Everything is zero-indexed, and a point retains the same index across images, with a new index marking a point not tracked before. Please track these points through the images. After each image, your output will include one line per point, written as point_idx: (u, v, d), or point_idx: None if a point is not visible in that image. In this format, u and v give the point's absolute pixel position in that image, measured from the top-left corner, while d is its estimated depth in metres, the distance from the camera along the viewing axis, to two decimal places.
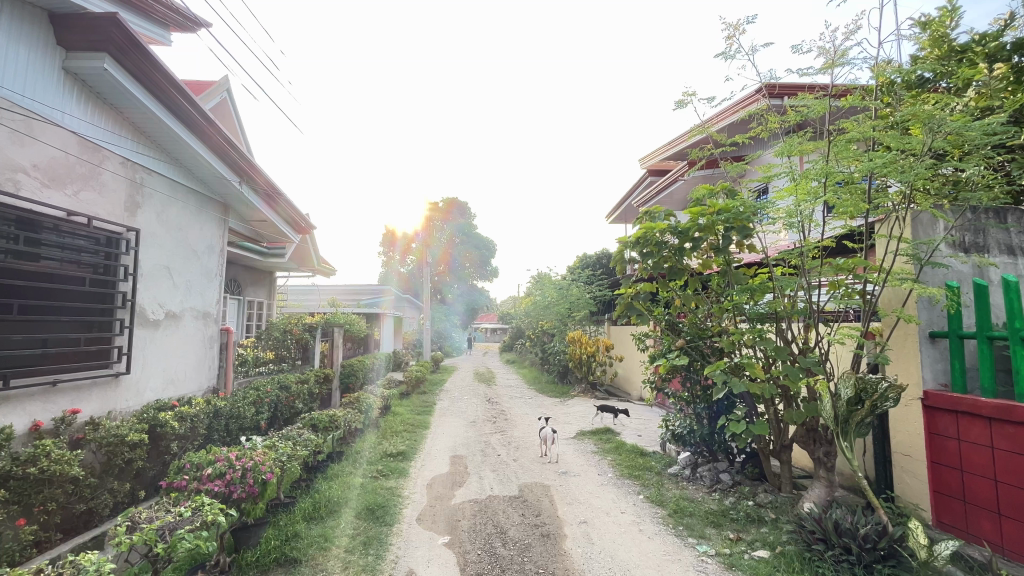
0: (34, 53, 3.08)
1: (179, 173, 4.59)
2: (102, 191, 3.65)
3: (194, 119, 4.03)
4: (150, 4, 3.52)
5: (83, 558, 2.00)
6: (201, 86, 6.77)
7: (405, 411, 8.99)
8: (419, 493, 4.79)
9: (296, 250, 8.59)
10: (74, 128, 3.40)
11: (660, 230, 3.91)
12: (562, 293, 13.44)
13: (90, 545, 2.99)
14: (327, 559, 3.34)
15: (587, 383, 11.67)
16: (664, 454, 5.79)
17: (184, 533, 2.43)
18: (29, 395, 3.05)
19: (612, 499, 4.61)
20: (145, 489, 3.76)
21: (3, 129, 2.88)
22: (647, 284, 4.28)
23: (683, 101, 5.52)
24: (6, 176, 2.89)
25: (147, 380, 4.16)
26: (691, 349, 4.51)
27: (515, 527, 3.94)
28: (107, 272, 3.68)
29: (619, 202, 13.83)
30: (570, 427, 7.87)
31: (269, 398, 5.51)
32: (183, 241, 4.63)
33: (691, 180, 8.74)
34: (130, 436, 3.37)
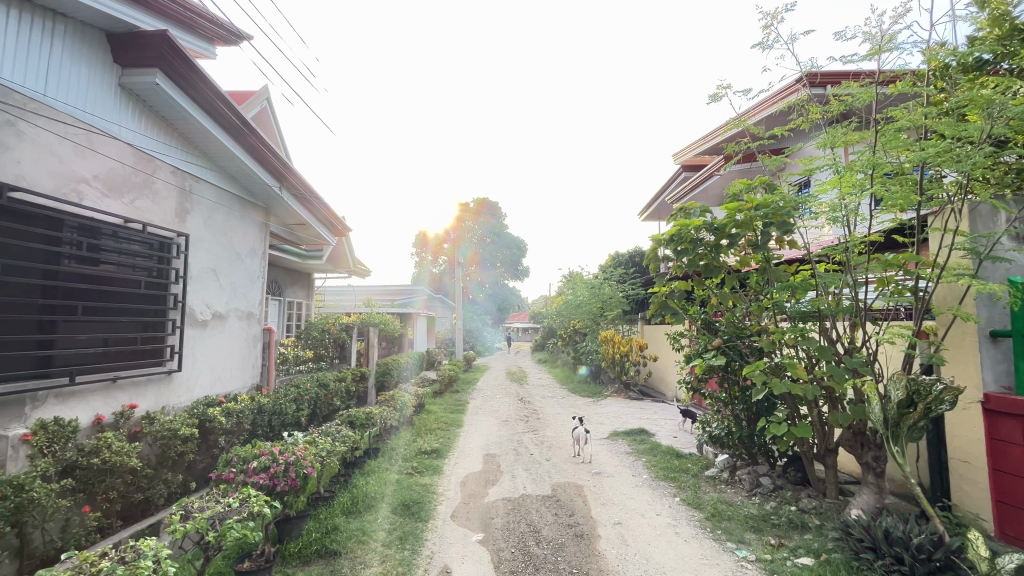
0: (93, 71, 3.30)
1: (225, 181, 4.81)
2: (156, 200, 3.87)
3: (237, 127, 4.22)
4: (195, 19, 3.68)
5: (142, 544, 2.11)
6: (244, 95, 7.08)
7: (438, 409, 9.13)
8: (453, 490, 4.86)
9: (333, 251, 8.85)
10: (130, 140, 3.62)
11: (695, 226, 3.77)
12: (593, 292, 13.32)
13: (147, 532, 3.17)
14: (365, 552, 3.43)
15: (620, 382, 11.54)
16: (701, 456, 5.65)
17: (233, 523, 2.52)
18: (92, 390, 3.27)
19: (647, 501, 4.53)
20: (195, 481, 3.96)
21: (68, 143, 3.10)
22: (681, 283, 4.18)
23: (718, 93, 5.38)
24: (71, 187, 3.11)
25: (197, 377, 4.38)
26: (729, 349, 4.40)
27: (549, 527, 3.93)
28: (160, 275, 3.90)
29: (652, 199, 13.60)
30: (604, 427, 7.80)
31: (309, 395, 5.70)
32: (227, 245, 4.85)
33: (727, 175, 8.50)
34: (182, 430, 3.56)
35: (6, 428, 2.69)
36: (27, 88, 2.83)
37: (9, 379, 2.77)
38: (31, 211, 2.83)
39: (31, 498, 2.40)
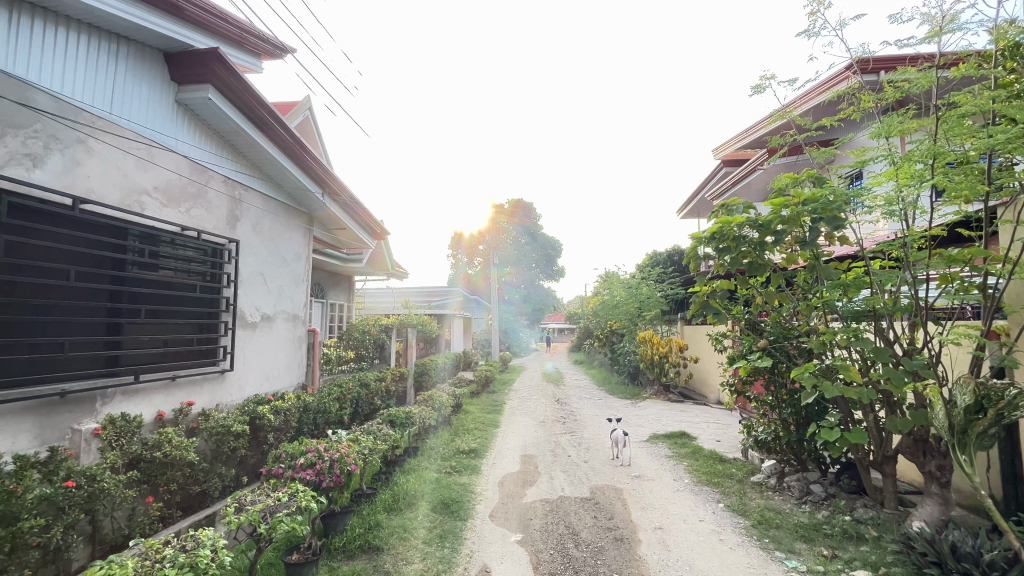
0: (153, 89, 3.52)
1: (272, 190, 5.04)
2: (209, 208, 4.09)
3: (283, 137, 4.42)
4: (245, 36, 3.84)
5: (201, 533, 2.22)
6: (288, 106, 7.40)
7: (475, 410, 9.23)
8: (492, 490, 4.89)
9: (372, 255, 9.11)
10: (186, 152, 3.83)
11: (738, 223, 3.61)
12: (630, 292, 13.13)
13: (204, 522, 3.35)
14: (406, 549, 3.49)
15: (659, 384, 11.30)
16: (746, 461, 5.46)
17: (282, 517, 2.60)
18: (153, 388, 3.49)
19: (689, 506, 4.41)
20: (246, 475, 4.16)
21: (131, 157, 3.32)
22: (723, 282, 4.02)
23: (761, 85, 5.18)
24: (133, 199, 3.33)
25: (247, 376, 4.60)
26: (775, 350, 4.27)
27: (588, 530, 3.90)
28: (214, 280, 4.12)
29: (691, 196, 13.26)
30: (643, 430, 7.64)
31: (351, 394, 5.88)
32: (274, 250, 5.07)
33: (771, 169, 8.17)
34: (234, 426, 3.74)
35: (79, 423, 2.90)
36: (95, 108, 3.06)
37: (81, 377, 2.99)
38: (99, 221, 3.05)
39: (101, 488, 2.58)
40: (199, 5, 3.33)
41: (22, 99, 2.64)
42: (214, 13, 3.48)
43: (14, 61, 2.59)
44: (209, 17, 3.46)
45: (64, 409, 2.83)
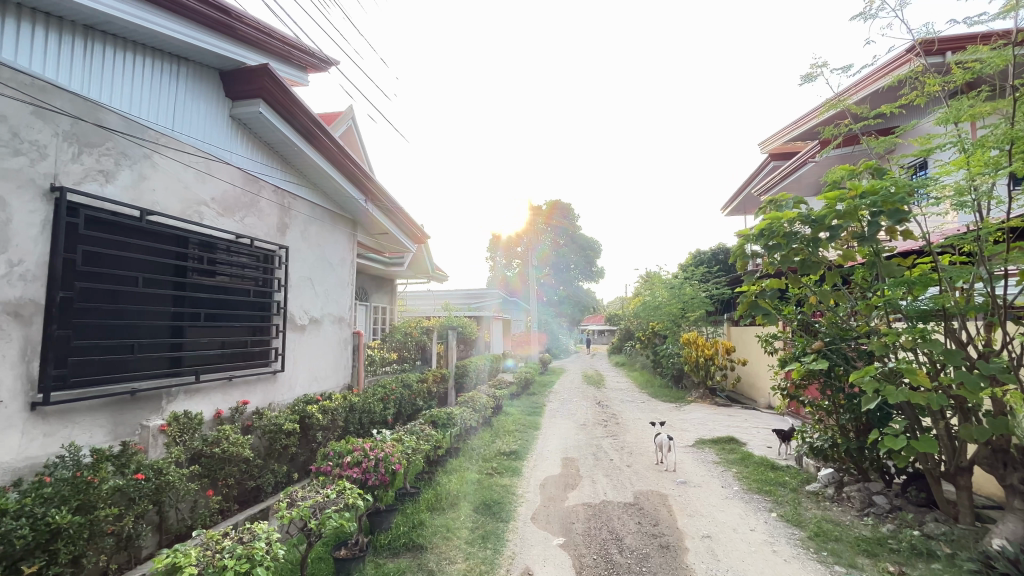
0: (210, 105, 3.74)
1: (319, 198, 5.24)
2: (261, 216, 4.29)
3: (327, 146, 4.58)
4: (292, 51, 4.01)
5: (257, 526, 2.31)
6: (332, 115, 7.71)
7: (516, 412, 9.23)
8: (533, 492, 4.87)
9: (414, 258, 9.32)
10: (239, 164, 4.04)
11: (788, 219, 3.43)
12: (673, 293, 12.78)
13: (259, 516, 3.52)
14: (449, 548, 3.52)
15: (705, 388, 10.94)
16: (800, 469, 5.19)
17: (331, 513, 2.68)
18: (212, 388, 3.69)
19: (739, 514, 4.24)
20: (297, 472, 4.33)
21: (191, 170, 3.53)
22: (774, 281, 3.82)
23: (812, 72, 4.94)
24: (193, 209, 3.54)
25: (297, 376, 4.79)
26: (831, 352, 4.10)
27: (632, 536, 3.81)
28: (266, 285, 4.33)
29: (737, 192, 12.79)
30: (688, 434, 7.42)
31: (395, 395, 6.02)
32: (321, 255, 5.26)
33: (825, 160, 7.75)
34: (286, 424, 3.90)
35: (147, 419, 3.11)
36: (158, 125, 3.27)
37: (149, 377, 3.20)
38: (163, 231, 3.27)
39: (167, 481, 2.74)
40: (249, 24, 3.50)
41: (96, 120, 2.85)
42: (263, 31, 3.65)
43: (88, 86, 2.81)
44: (259, 35, 3.64)
45: (134, 406, 3.03)
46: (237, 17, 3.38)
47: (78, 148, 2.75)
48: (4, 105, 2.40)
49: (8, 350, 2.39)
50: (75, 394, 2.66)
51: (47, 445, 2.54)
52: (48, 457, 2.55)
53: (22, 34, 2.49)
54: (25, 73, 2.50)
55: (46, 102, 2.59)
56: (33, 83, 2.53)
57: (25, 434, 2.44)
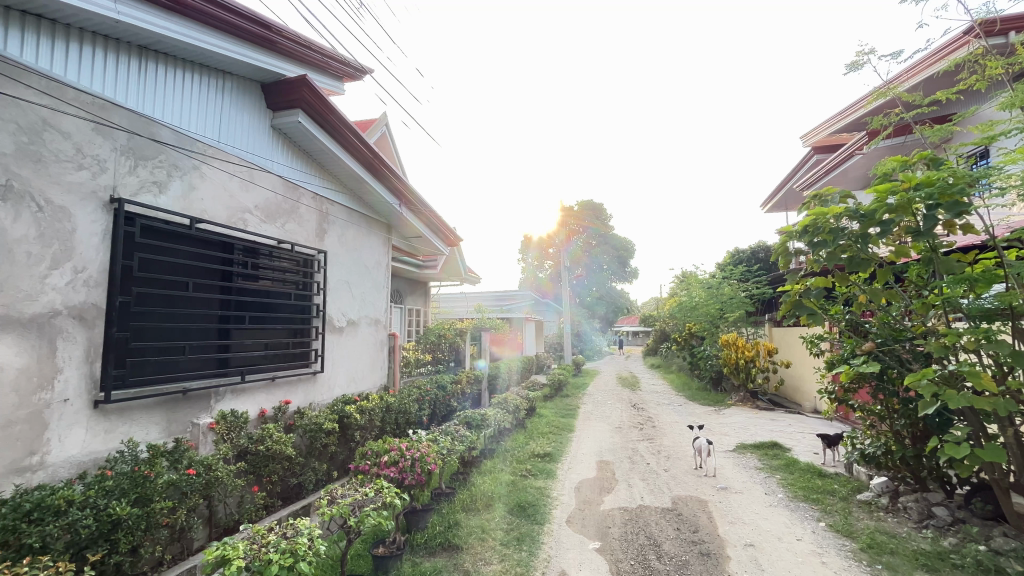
0: (253, 116, 3.90)
1: (355, 203, 5.38)
2: (301, 222, 4.44)
3: (363, 153, 4.70)
4: (329, 62, 4.14)
5: (299, 522, 2.38)
6: (367, 123, 7.91)
7: (550, 414, 9.18)
8: (568, 495, 4.83)
9: (447, 260, 9.45)
10: (281, 172, 4.20)
11: (834, 214, 3.27)
12: (711, 293, 12.44)
13: (301, 512, 3.64)
14: (485, 549, 3.53)
15: (745, 391, 10.59)
16: (850, 477, 4.94)
17: (370, 510, 2.73)
18: (256, 387, 3.84)
19: (784, 523, 4.07)
20: (337, 470, 4.45)
21: (236, 179, 3.69)
22: (819, 280, 3.61)
23: (858, 60, 4.72)
24: (238, 217, 3.70)
25: (336, 377, 4.92)
26: (884, 355, 3.85)
27: (670, 542, 3.72)
28: (306, 288, 4.48)
29: (778, 188, 12.36)
30: (729, 438, 7.19)
31: (429, 396, 6.09)
32: (357, 259, 5.39)
33: (874, 152, 7.37)
34: (325, 424, 4.01)
35: (197, 417, 3.27)
36: (206, 137, 3.44)
37: (198, 377, 3.36)
38: (211, 238, 3.43)
39: (216, 477, 2.88)
40: (289, 38, 3.64)
41: (150, 134, 3.03)
42: (303, 44, 3.79)
43: (142, 102, 2.99)
44: (299, 48, 3.77)
45: (186, 405, 3.19)
46: (278, 31, 3.52)
47: (134, 161, 2.92)
48: (68, 123, 2.58)
49: (74, 351, 2.56)
50: (132, 393, 2.82)
51: (108, 441, 2.71)
52: (109, 452, 2.71)
53: (84, 56, 2.69)
54: (87, 92, 2.68)
55: (106, 118, 2.77)
56: (94, 101, 2.71)
57: (89, 429, 2.61)
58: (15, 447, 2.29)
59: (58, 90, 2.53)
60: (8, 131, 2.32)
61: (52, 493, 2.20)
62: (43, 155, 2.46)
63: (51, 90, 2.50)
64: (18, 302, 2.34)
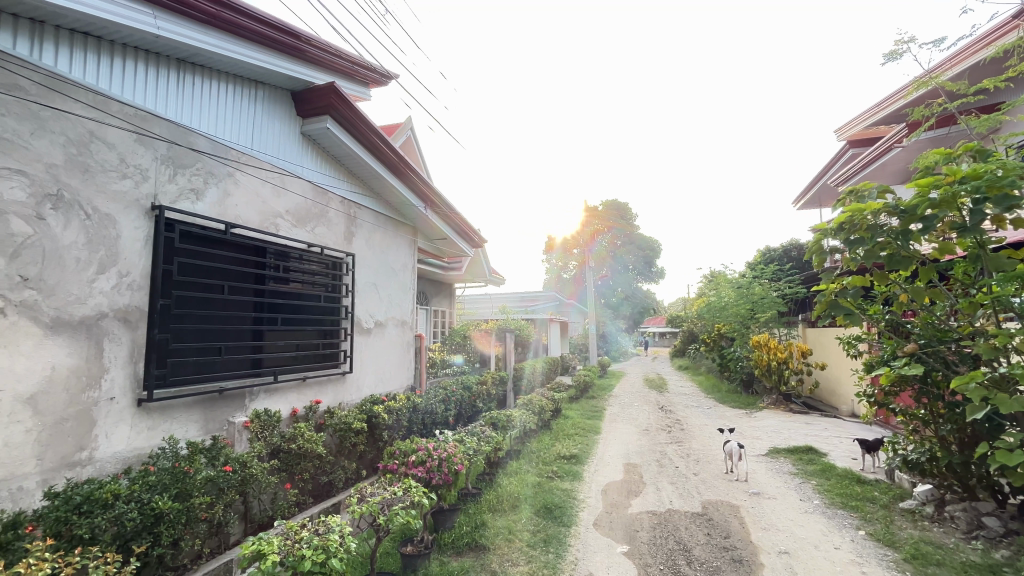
0: (283, 124, 4.02)
1: (381, 207, 5.47)
2: (330, 226, 4.55)
3: (389, 156, 4.77)
4: (356, 69, 4.22)
5: (330, 519, 2.43)
6: (393, 127, 8.06)
7: (576, 415, 9.14)
8: (595, 498, 4.79)
9: (472, 262, 9.53)
10: (310, 177, 4.31)
11: (872, 211, 3.15)
12: (741, 293, 12.15)
13: (331, 509, 3.72)
14: (511, 550, 3.53)
15: (778, 393, 10.28)
16: (892, 484, 4.74)
17: (398, 509, 2.76)
18: (288, 387, 3.95)
19: (821, 530, 3.93)
20: (366, 468, 4.53)
21: (268, 185, 3.81)
22: (856, 279, 3.44)
23: (896, 49, 4.54)
24: (270, 221, 3.81)
25: (364, 377, 5.02)
26: (928, 356, 3.68)
27: (701, 547, 3.64)
28: (335, 290, 4.58)
29: (811, 184, 11.98)
30: (761, 442, 7.00)
31: (455, 397, 6.14)
32: (384, 261, 5.48)
33: (914, 145, 7.06)
34: (354, 423, 4.09)
35: (233, 415, 3.38)
36: (239, 145, 3.56)
37: (233, 377, 3.47)
38: (245, 242, 3.55)
39: (251, 473, 2.97)
40: (318, 46, 3.73)
41: (188, 143, 3.15)
42: (331, 52, 3.89)
43: (180, 113, 3.12)
44: (327, 56, 3.86)
45: (222, 404, 3.30)
46: (307, 41, 3.61)
47: (173, 170, 3.05)
48: (113, 134, 2.71)
49: (119, 351, 2.69)
50: (173, 392, 2.94)
51: (151, 438, 2.83)
52: (152, 448, 2.84)
53: (127, 71, 2.82)
54: (130, 105, 2.81)
55: (147, 129, 2.90)
56: (136, 113, 2.84)
57: (134, 427, 2.73)
58: (66, 442, 2.41)
59: (104, 103, 2.67)
60: (59, 143, 2.46)
61: (100, 487, 2.32)
62: (91, 165, 2.59)
63: (98, 104, 2.64)
64: (68, 305, 2.47)
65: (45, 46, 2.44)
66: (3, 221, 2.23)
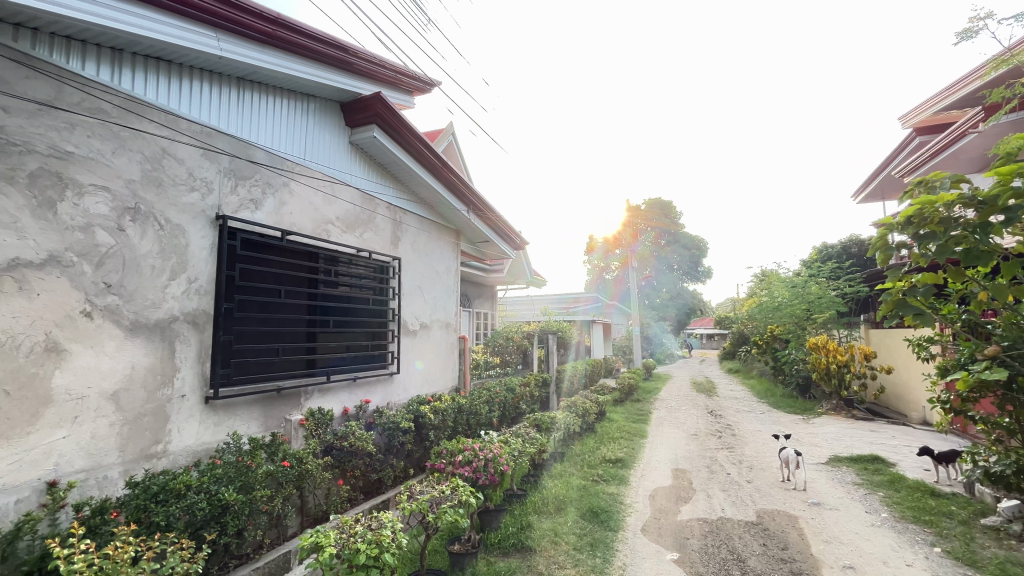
0: (334, 134, 4.20)
1: (426, 212, 5.60)
2: (377, 231, 4.70)
3: (432, 161, 4.89)
4: (401, 78, 4.35)
5: (382, 515, 2.50)
6: (435, 133, 8.24)
7: (621, 419, 9.00)
8: (642, 503, 4.69)
9: (514, 264, 9.59)
10: (358, 185, 4.47)
11: (945, 203, 2.92)
12: (796, 293, 11.59)
13: (381, 506, 3.85)
14: (558, 552, 3.51)
15: (838, 399, 9.70)
16: (972, 499, 4.36)
17: (446, 508, 2.81)
18: (340, 387, 4.11)
19: (890, 545, 3.68)
20: (413, 467, 4.65)
21: (319, 194, 3.98)
22: (927, 276, 3.19)
23: (970, 27, 4.21)
24: (322, 228, 3.98)
25: (411, 378, 5.15)
26: (1013, 360, 3.37)
27: (756, 558, 3.49)
28: (382, 293, 4.73)
29: (873, 176, 11.28)
30: (820, 450, 6.64)
31: (498, 398, 6.20)
32: (428, 264, 5.61)
33: (993, 129, 6.50)
34: (402, 423, 4.19)
35: (290, 413, 3.56)
36: (293, 156, 3.75)
37: (290, 377, 3.65)
38: (300, 249, 3.73)
39: (306, 469, 3.10)
40: (364, 58, 3.87)
41: (248, 156, 3.35)
42: (377, 63, 4.02)
43: (240, 127, 3.32)
44: (373, 67, 4.00)
45: (280, 402, 3.48)
46: (354, 53, 3.75)
47: (234, 182, 3.25)
48: (182, 150, 2.92)
49: (188, 352, 2.88)
50: (236, 390, 3.13)
51: (217, 433, 3.02)
52: (218, 442, 3.03)
53: (194, 91, 3.04)
54: (196, 122, 3.02)
55: (211, 144, 3.10)
56: (202, 130, 3.05)
57: (201, 422, 2.92)
58: (144, 436, 2.62)
59: (174, 121, 2.88)
60: (136, 160, 2.67)
61: (173, 478, 2.50)
62: (163, 180, 2.81)
63: (168, 122, 2.85)
64: (144, 309, 2.68)
65: (123, 71, 2.66)
66: (90, 233, 2.45)
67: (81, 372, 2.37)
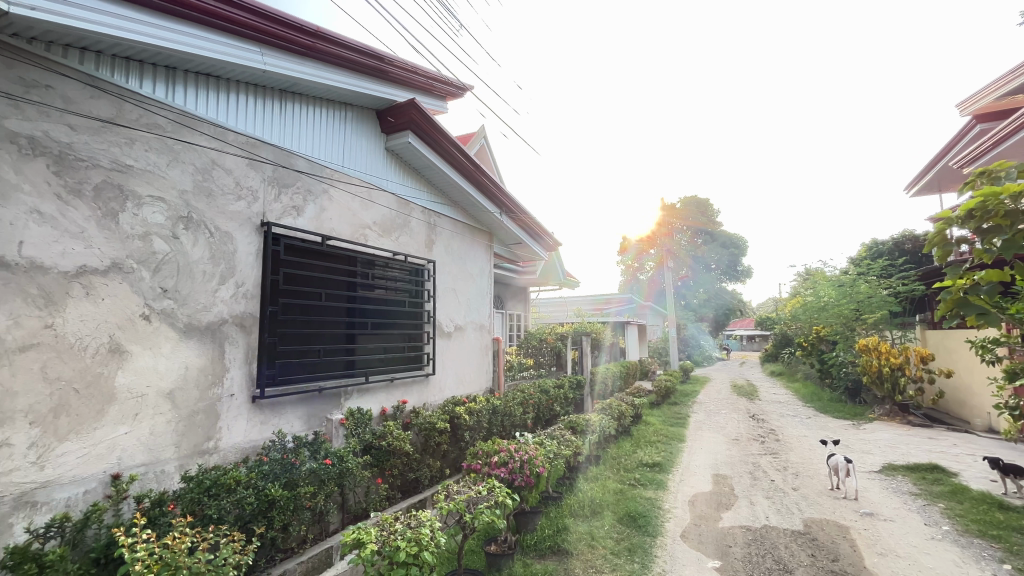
0: (370, 142, 4.32)
1: (460, 215, 5.67)
2: (412, 235, 4.78)
3: (464, 165, 4.95)
4: (434, 84, 4.43)
5: (421, 514, 2.54)
6: (467, 137, 8.33)
7: (657, 422, 8.82)
8: (681, 509, 4.58)
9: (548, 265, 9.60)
10: (394, 190, 4.58)
11: (1012, 193, 2.67)
12: (843, 293, 11.08)
13: (418, 504, 3.91)
14: (595, 556, 3.48)
15: (892, 404, 9.18)
16: None
17: (482, 508, 2.83)
18: (378, 387, 4.21)
19: (952, 561, 3.45)
20: (449, 467, 4.70)
21: (357, 200, 4.09)
22: (992, 274, 2.94)
23: None
24: (360, 232, 4.09)
25: (445, 379, 5.22)
26: None
27: (804, 569, 3.35)
28: (417, 296, 4.81)
29: (927, 168, 10.67)
30: (873, 457, 6.30)
31: (532, 400, 6.19)
32: (462, 267, 5.67)
33: None
34: (438, 423, 4.24)
35: (330, 412, 3.67)
36: (333, 163, 3.87)
37: (330, 378, 3.77)
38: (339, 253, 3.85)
39: (347, 467, 3.18)
40: (399, 66, 3.97)
41: (290, 165, 3.49)
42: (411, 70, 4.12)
43: (283, 137, 3.46)
44: (408, 74, 4.10)
45: (321, 402, 3.60)
46: (389, 61, 3.85)
47: (278, 190, 3.38)
48: (230, 161, 3.07)
49: (236, 353, 3.02)
50: (280, 390, 3.26)
51: (264, 431, 3.15)
52: (265, 440, 3.16)
53: (241, 104, 3.19)
54: (243, 133, 3.17)
55: (257, 154, 3.24)
56: (248, 140, 3.19)
57: (249, 420, 3.06)
58: (198, 432, 2.76)
59: (222, 133, 3.03)
60: (189, 171, 2.83)
61: (224, 474, 2.62)
62: (213, 190, 2.95)
63: (217, 134, 3.00)
64: (197, 312, 2.82)
65: (177, 87, 2.83)
66: (148, 241, 2.60)
67: (141, 371, 2.52)
